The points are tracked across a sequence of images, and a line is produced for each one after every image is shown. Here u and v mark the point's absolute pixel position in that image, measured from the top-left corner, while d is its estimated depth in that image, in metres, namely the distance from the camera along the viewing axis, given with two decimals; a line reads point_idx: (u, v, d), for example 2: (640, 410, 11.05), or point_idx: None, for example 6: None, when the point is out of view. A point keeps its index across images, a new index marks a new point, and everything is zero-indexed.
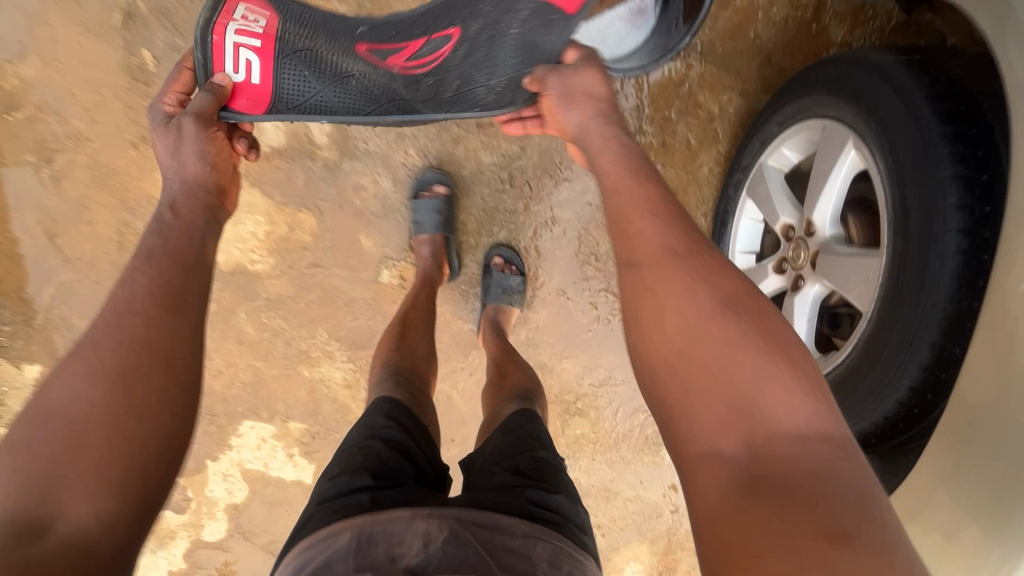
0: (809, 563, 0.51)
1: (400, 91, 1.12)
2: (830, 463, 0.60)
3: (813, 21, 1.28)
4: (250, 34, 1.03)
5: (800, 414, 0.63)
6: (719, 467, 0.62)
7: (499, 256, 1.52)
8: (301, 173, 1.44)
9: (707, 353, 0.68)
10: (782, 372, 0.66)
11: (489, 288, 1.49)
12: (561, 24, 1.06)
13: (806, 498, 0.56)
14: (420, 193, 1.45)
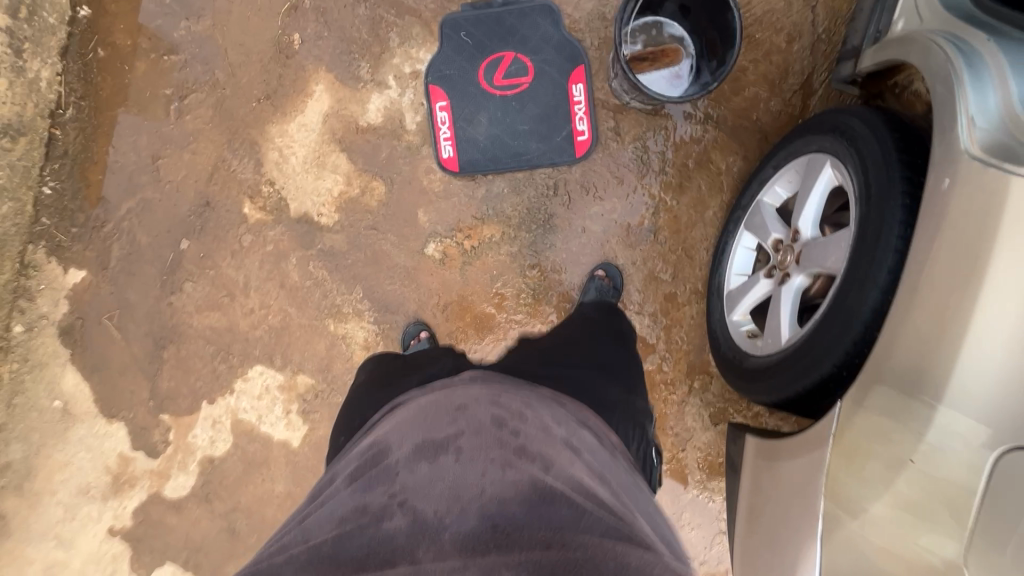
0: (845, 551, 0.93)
1: (514, 147, 1.73)
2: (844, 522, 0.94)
3: (799, 116, 1.71)
4: (444, 119, 1.72)
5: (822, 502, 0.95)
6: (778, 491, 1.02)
7: (604, 271, 1.75)
8: (386, 148, 1.73)
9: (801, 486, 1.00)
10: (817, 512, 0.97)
11: (588, 292, 1.72)
12: (570, 154, 1.73)
13: None
14: (409, 343, 1.76)
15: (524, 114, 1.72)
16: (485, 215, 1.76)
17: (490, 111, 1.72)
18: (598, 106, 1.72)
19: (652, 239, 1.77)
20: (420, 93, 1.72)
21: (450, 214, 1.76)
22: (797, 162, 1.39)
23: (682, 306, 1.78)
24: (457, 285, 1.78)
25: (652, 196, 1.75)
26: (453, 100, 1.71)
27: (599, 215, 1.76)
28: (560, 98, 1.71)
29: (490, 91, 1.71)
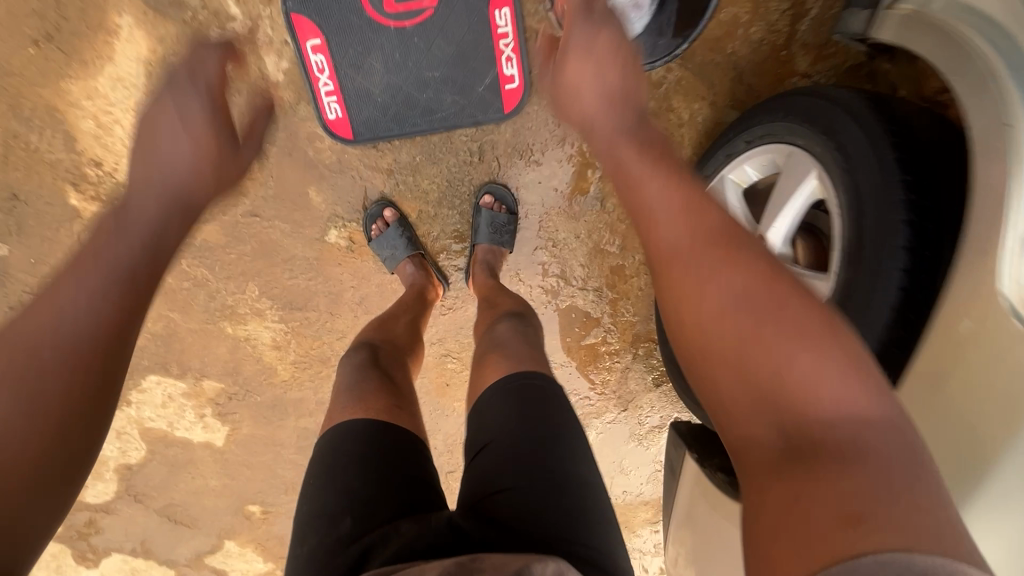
0: (837, 475, 0.57)
1: (420, 102, 1.30)
2: (855, 435, 0.60)
3: (784, 48, 1.36)
4: (321, 67, 1.25)
5: (837, 401, 0.62)
6: (762, 450, 0.65)
7: (489, 195, 1.42)
8: (247, 110, 1.28)
9: (747, 334, 0.69)
10: (812, 344, 0.65)
11: (478, 229, 1.42)
12: (497, 110, 1.33)
13: (841, 465, 0.58)
14: (371, 229, 1.41)
15: (431, 54, 1.26)
16: (395, 192, 1.40)
17: (382, 50, 1.25)
18: (530, 40, 1.29)
19: (599, 209, 1.49)
20: (280, 27, 1.22)
21: (351, 191, 1.39)
22: (774, 151, 1.11)
23: (629, 278, 1.60)
24: (373, 275, 1.51)
25: (599, 158, 1.42)
26: (331, 38, 1.23)
27: (538, 185, 1.45)
28: (480, 30, 1.26)
29: (383, 23, 1.23)
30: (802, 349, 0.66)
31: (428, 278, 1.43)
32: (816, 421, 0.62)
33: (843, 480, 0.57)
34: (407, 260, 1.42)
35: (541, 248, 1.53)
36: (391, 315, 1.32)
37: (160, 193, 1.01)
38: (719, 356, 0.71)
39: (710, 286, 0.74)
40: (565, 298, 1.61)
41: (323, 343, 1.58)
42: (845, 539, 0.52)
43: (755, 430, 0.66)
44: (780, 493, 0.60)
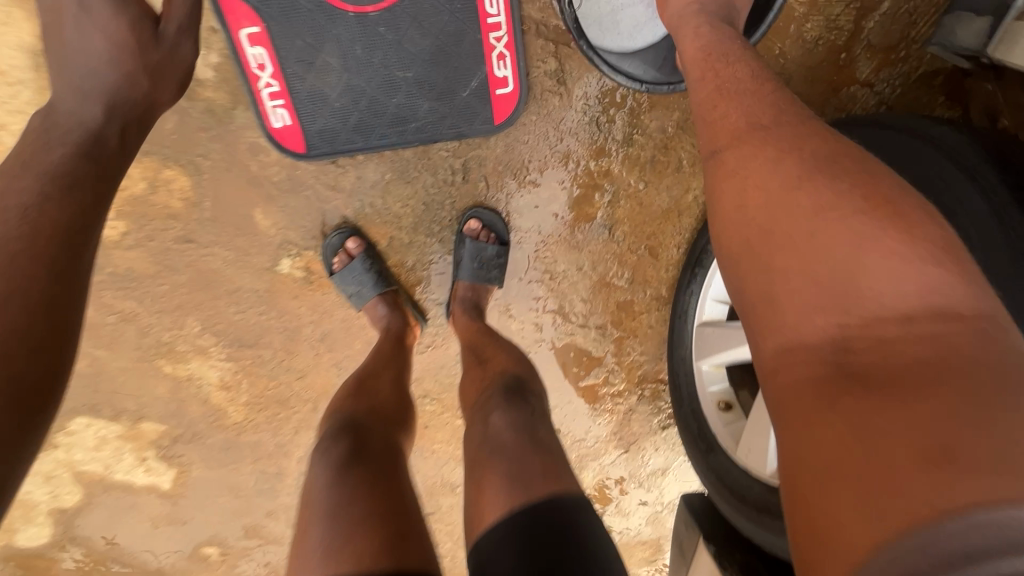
0: (910, 396, 0.48)
1: (389, 109, 1.04)
2: (947, 344, 0.50)
3: (843, 50, 1.09)
4: (262, 63, 0.98)
5: (910, 289, 0.53)
6: (817, 355, 0.54)
7: (476, 220, 1.17)
8: (170, 114, 1.02)
9: (837, 240, 0.57)
10: (889, 236, 0.56)
11: (461, 261, 1.17)
12: (485, 120, 1.07)
13: (922, 383, 0.48)
14: (333, 261, 1.16)
15: (402, 49, 1.00)
16: (361, 216, 1.16)
17: (339, 42, 0.98)
18: (527, 32, 1.02)
19: (607, 237, 1.25)
20: (207, 10, 0.96)
21: (307, 214, 1.15)
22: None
23: (639, 315, 1.37)
24: (338, 309, 1.28)
25: (608, 178, 1.18)
26: (272, 27, 0.96)
27: (534, 210, 1.20)
28: (463, 19, 0.99)
29: (338, 7, 0.96)
30: (877, 251, 0.55)
31: (402, 320, 1.18)
32: (885, 331, 0.53)
33: (919, 399, 0.47)
34: (376, 299, 1.16)
35: (537, 282, 1.29)
36: (368, 373, 1.01)
37: (56, 127, 0.73)
38: (774, 251, 0.60)
39: (769, 178, 0.63)
40: (563, 336, 1.38)
41: (281, 383, 1.36)
42: (926, 479, 0.44)
43: (814, 329, 0.55)
44: (826, 438, 0.49)
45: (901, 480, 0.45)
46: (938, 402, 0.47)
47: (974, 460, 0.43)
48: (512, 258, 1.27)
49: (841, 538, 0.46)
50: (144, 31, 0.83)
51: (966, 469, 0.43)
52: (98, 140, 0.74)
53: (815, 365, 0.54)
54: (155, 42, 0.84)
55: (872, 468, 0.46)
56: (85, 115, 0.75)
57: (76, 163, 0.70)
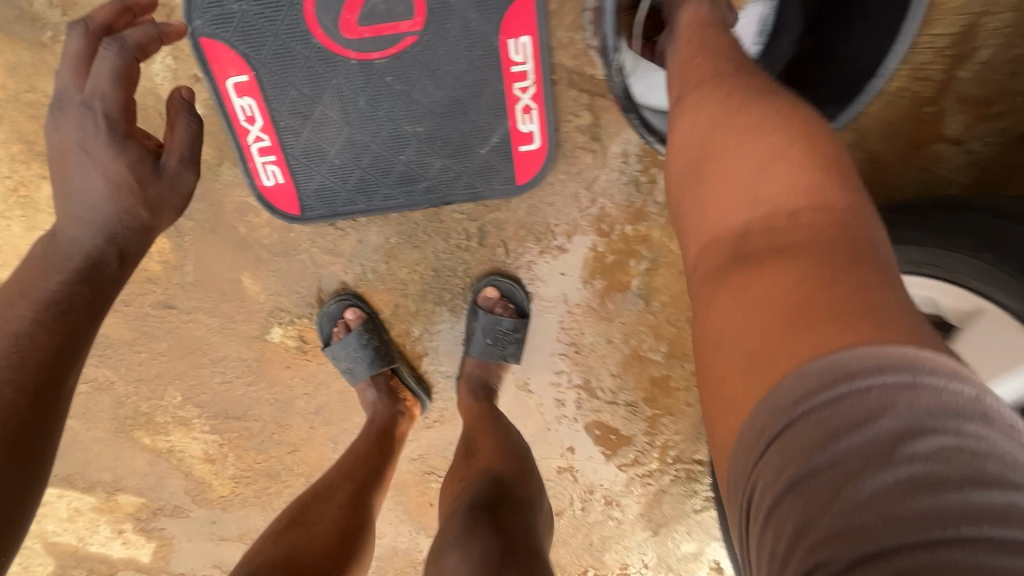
0: (778, 270, 0.43)
1: (396, 166, 0.90)
2: (824, 227, 0.44)
3: (931, 102, 0.93)
4: (251, 116, 0.85)
5: (806, 185, 0.46)
6: (713, 251, 0.49)
7: (493, 289, 1.02)
8: None
9: (725, 145, 0.52)
10: (794, 147, 0.49)
11: (473, 335, 1.03)
12: (506, 180, 0.93)
13: (795, 261, 0.43)
14: (330, 333, 1.02)
15: (413, 101, 0.86)
16: (361, 282, 1.02)
17: (340, 93, 0.84)
18: (557, 82, 0.87)
19: (641, 308, 1.09)
20: (189, 57, 0.82)
21: (301, 279, 1.01)
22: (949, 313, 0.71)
23: (676, 392, 1.19)
24: (334, 381, 1.13)
25: (646, 244, 1.02)
26: (263, 75, 0.83)
27: (560, 278, 1.04)
28: (484, 68, 0.84)
29: (340, 54, 0.82)
30: (765, 158, 0.49)
31: (395, 406, 1.03)
32: (778, 215, 0.46)
33: (794, 275, 0.41)
34: (366, 383, 1.03)
35: (559, 354, 1.14)
36: (324, 489, 0.86)
37: (53, 259, 0.62)
38: (699, 176, 0.54)
39: (688, 107, 0.58)
40: (588, 413, 1.21)
41: (270, 457, 1.19)
42: (810, 337, 0.37)
43: (716, 227, 0.50)
44: (730, 328, 0.43)
45: (783, 345, 0.38)
46: (817, 267, 0.41)
47: (851, 317, 0.37)
48: (533, 328, 1.11)
49: (737, 446, 0.38)
50: (144, 168, 0.66)
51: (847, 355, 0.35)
52: (97, 263, 0.63)
53: (708, 264, 0.49)
54: (159, 174, 0.67)
55: (758, 347, 0.39)
56: (84, 244, 0.64)
57: (72, 291, 0.60)
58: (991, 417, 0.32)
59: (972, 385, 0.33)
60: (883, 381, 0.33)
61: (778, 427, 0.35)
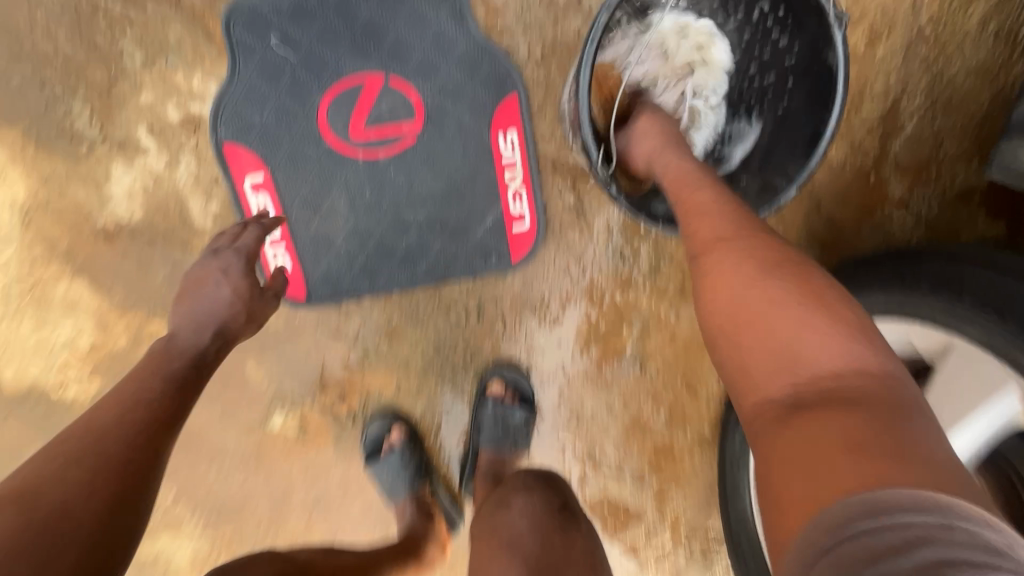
0: (833, 430, 0.43)
1: (399, 249, 0.97)
2: (869, 394, 0.46)
3: (871, 171, 1.05)
4: (265, 210, 0.92)
5: (838, 359, 0.48)
6: (761, 424, 0.49)
7: (501, 381, 1.05)
8: (163, 265, 0.94)
9: (766, 307, 0.52)
10: (835, 313, 0.50)
11: (483, 426, 1.04)
12: (501, 258, 1.00)
13: (858, 421, 0.44)
14: (376, 452, 1.05)
15: (414, 190, 0.95)
16: (364, 363, 1.04)
17: (348, 185, 0.93)
18: (543, 169, 0.97)
19: (638, 375, 1.12)
20: (209, 162, 0.90)
21: (304, 364, 1.03)
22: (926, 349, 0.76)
23: (680, 460, 1.18)
24: (334, 470, 1.10)
25: (635, 311, 1.07)
26: (277, 174, 0.91)
27: (558, 348, 1.08)
28: (478, 159, 0.94)
29: (348, 153, 0.91)
30: (800, 326, 0.50)
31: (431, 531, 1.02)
32: (810, 382, 0.48)
33: (837, 424, 0.44)
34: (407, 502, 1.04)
35: (562, 426, 1.14)
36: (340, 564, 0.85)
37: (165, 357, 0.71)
38: (736, 325, 0.54)
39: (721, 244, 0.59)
40: (593, 488, 1.18)
41: None
42: (868, 470, 0.40)
43: (759, 399, 0.50)
44: (799, 473, 0.43)
45: (839, 483, 0.40)
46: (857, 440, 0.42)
47: (911, 466, 0.40)
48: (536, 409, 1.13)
49: (794, 551, 0.40)
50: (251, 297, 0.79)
51: (918, 515, 0.37)
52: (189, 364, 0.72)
53: (765, 415, 0.49)
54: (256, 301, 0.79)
55: (818, 479, 0.41)
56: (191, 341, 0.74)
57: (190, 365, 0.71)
58: (1006, 554, 0.36)
59: (993, 527, 0.37)
60: (909, 513, 0.37)
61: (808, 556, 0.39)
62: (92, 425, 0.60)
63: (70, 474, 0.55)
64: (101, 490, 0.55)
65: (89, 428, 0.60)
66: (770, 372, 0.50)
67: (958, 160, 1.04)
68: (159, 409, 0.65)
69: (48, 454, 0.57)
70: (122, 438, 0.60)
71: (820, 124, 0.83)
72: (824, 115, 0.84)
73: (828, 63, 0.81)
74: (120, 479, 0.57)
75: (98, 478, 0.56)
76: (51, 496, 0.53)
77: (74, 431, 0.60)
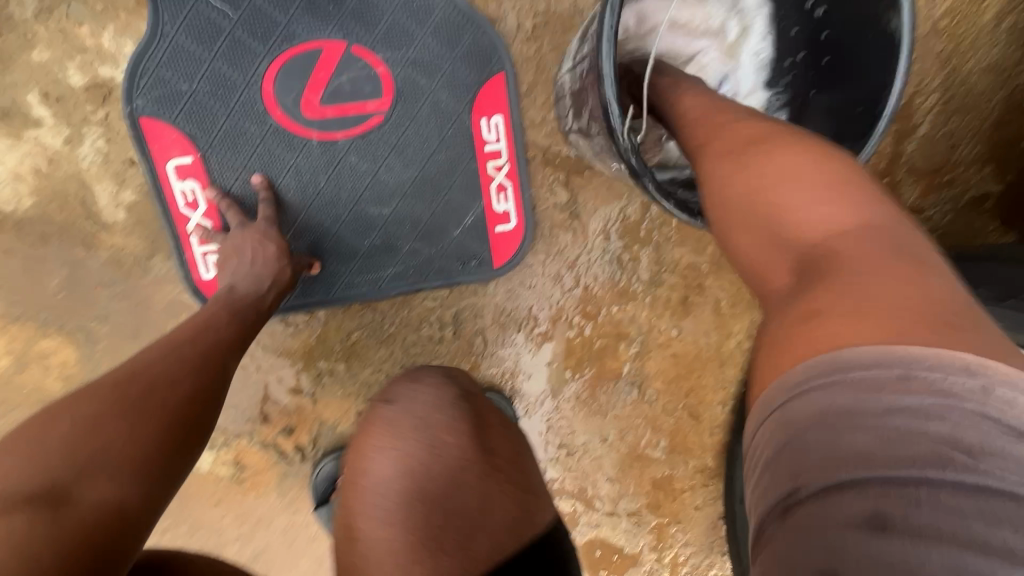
0: (870, 290, 0.36)
1: (360, 250, 0.82)
2: (898, 246, 0.39)
3: (885, 174, 0.97)
4: (194, 200, 0.75)
5: (858, 211, 0.42)
6: (773, 249, 0.43)
7: None
8: (59, 267, 0.75)
9: (792, 178, 0.44)
10: (862, 190, 0.43)
11: None
12: (481, 263, 0.86)
13: (887, 272, 0.37)
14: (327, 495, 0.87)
15: (380, 180, 0.80)
16: (317, 388, 0.87)
17: (300, 172, 0.77)
18: (531, 160, 0.84)
19: (636, 399, 0.98)
20: (123, 140, 0.73)
21: (242, 389, 0.85)
22: None
23: (681, 495, 1.04)
24: (276, 519, 0.91)
25: (634, 325, 0.94)
26: (209, 156, 0.75)
27: (545, 369, 0.94)
28: (456, 147, 0.80)
29: (301, 133, 0.76)
30: (822, 191, 0.43)
31: None
32: (822, 240, 0.41)
33: (877, 283, 0.37)
34: None
35: (550, 459, 0.99)
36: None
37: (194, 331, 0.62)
38: (753, 196, 0.46)
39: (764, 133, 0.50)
40: (584, 531, 1.03)
41: None
42: (912, 341, 0.33)
43: (787, 217, 0.43)
44: (824, 301, 0.37)
45: (873, 341, 0.33)
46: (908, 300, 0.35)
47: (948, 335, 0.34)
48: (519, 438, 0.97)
49: (802, 397, 0.34)
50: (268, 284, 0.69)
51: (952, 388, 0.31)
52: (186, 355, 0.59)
53: (779, 266, 0.43)
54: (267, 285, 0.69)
55: (839, 335, 0.35)
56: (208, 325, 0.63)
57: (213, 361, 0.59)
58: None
59: None
60: (940, 383, 0.31)
61: (824, 416, 0.32)
62: (134, 376, 0.54)
63: (88, 441, 0.47)
64: (118, 465, 0.47)
65: (108, 395, 0.51)
66: (786, 247, 0.43)
67: (974, 164, 0.97)
68: (197, 394, 0.56)
69: (78, 400, 0.50)
70: (156, 407, 0.52)
71: (875, 107, 0.65)
72: (878, 99, 0.65)
73: (892, 32, 0.62)
74: (144, 456, 0.49)
75: (125, 454, 0.48)
76: (68, 460, 0.46)
77: (117, 373, 0.55)
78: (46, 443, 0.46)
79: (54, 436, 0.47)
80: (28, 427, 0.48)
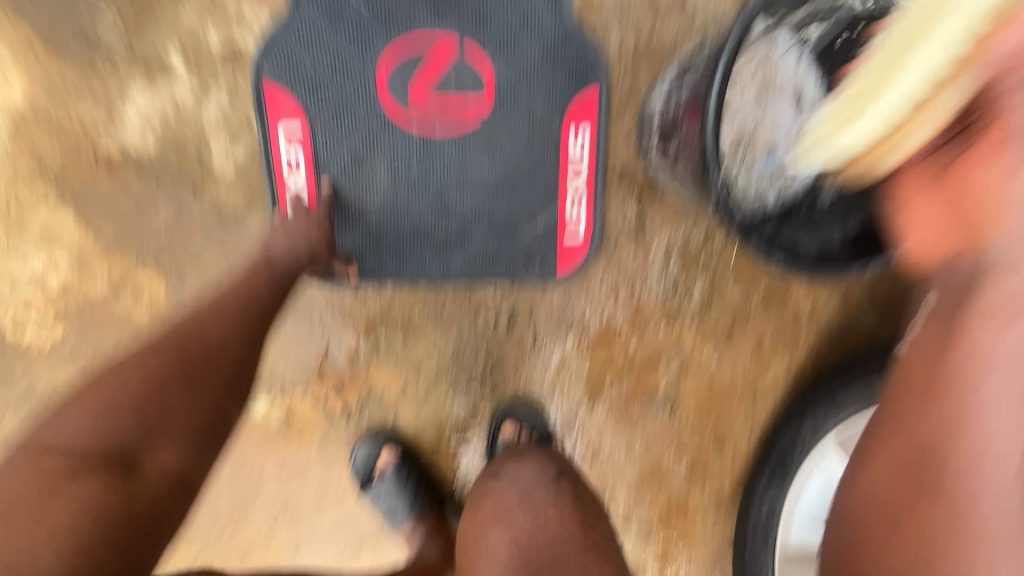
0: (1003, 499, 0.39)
1: (435, 235, 0.87)
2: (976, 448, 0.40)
3: None
4: (295, 165, 0.81)
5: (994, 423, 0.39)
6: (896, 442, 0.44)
7: (517, 419, 0.93)
8: (166, 208, 0.82)
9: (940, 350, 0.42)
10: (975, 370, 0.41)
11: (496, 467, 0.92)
12: (545, 265, 0.90)
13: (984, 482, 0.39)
14: (367, 480, 0.94)
15: (465, 171, 0.84)
16: (373, 357, 0.92)
17: (394, 154, 0.83)
18: (609, 175, 0.88)
19: (665, 417, 1.01)
20: (244, 100, 0.79)
21: (306, 346, 0.91)
22: None
23: (694, 518, 1.06)
24: (312, 472, 0.97)
25: (677, 347, 0.98)
26: (318, 127, 0.80)
27: (584, 374, 0.98)
28: (542, 151, 0.85)
29: (403, 119, 0.81)
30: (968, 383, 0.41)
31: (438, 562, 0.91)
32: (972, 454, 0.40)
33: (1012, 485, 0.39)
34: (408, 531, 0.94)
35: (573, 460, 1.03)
36: None
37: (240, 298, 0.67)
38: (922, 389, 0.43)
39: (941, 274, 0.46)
40: None
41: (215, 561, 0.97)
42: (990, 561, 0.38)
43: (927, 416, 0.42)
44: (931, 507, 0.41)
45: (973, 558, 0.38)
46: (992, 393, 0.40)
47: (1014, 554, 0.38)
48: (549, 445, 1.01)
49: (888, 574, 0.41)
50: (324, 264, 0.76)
51: None
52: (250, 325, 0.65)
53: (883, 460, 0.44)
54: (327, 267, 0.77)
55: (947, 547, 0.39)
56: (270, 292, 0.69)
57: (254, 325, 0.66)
58: None
59: None
60: None
61: None
62: (196, 341, 0.61)
63: (151, 407, 0.56)
64: (175, 427, 0.57)
65: (170, 358, 0.59)
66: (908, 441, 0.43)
67: None
68: (232, 350, 0.63)
69: (143, 360, 0.58)
70: (211, 374, 0.60)
71: None
72: None
73: None
74: (194, 421, 0.58)
75: (181, 420, 0.58)
76: (134, 417, 0.55)
77: (176, 334, 0.62)
78: (118, 402, 0.55)
79: (125, 393, 0.56)
80: (103, 379, 0.58)
